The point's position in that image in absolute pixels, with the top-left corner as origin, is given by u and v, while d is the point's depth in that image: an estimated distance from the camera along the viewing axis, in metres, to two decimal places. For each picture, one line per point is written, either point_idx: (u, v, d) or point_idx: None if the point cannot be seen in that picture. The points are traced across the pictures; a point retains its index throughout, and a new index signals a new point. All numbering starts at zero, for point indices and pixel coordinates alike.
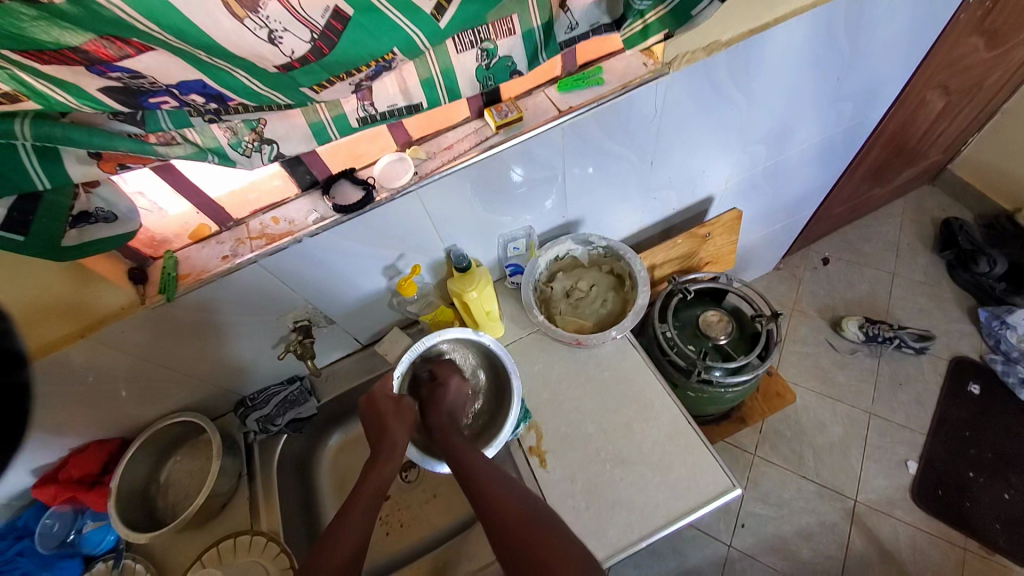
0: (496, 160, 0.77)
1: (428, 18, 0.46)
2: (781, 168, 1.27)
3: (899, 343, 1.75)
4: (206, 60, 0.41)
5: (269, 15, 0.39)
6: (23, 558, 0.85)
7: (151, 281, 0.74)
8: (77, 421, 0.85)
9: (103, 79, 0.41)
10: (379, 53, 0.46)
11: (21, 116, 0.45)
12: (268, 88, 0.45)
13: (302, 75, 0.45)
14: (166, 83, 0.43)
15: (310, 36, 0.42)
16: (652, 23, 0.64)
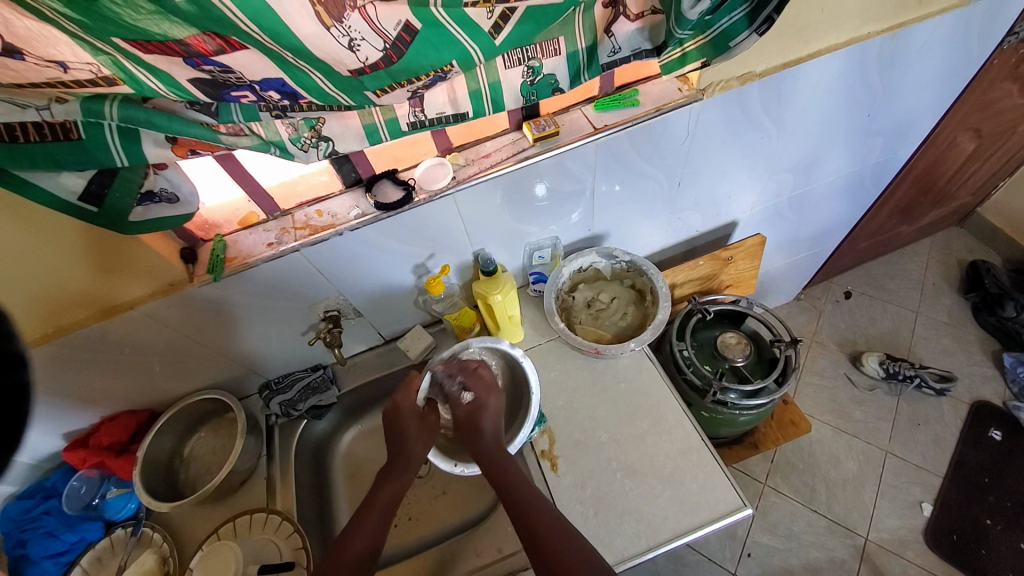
0: (531, 170, 0.80)
1: (485, 33, 0.50)
2: (807, 198, 1.28)
3: (919, 383, 1.72)
4: (289, 60, 0.45)
5: (351, 27, 0.44)
6: (49, 517, 0.88)
7: (200, 261, 0.78)
8: (115, 388, 0.90)
9: (195, 70, 0.45)
10: (438, 63, 0.50)
11: (111, 99, 0.48)
12: (337, 89, 0.49)
13: (370, 79, 0.49)
14: (249, 80, 0.47)
15: (383, 46, 0.46)
16: (690, 52, 0.67)
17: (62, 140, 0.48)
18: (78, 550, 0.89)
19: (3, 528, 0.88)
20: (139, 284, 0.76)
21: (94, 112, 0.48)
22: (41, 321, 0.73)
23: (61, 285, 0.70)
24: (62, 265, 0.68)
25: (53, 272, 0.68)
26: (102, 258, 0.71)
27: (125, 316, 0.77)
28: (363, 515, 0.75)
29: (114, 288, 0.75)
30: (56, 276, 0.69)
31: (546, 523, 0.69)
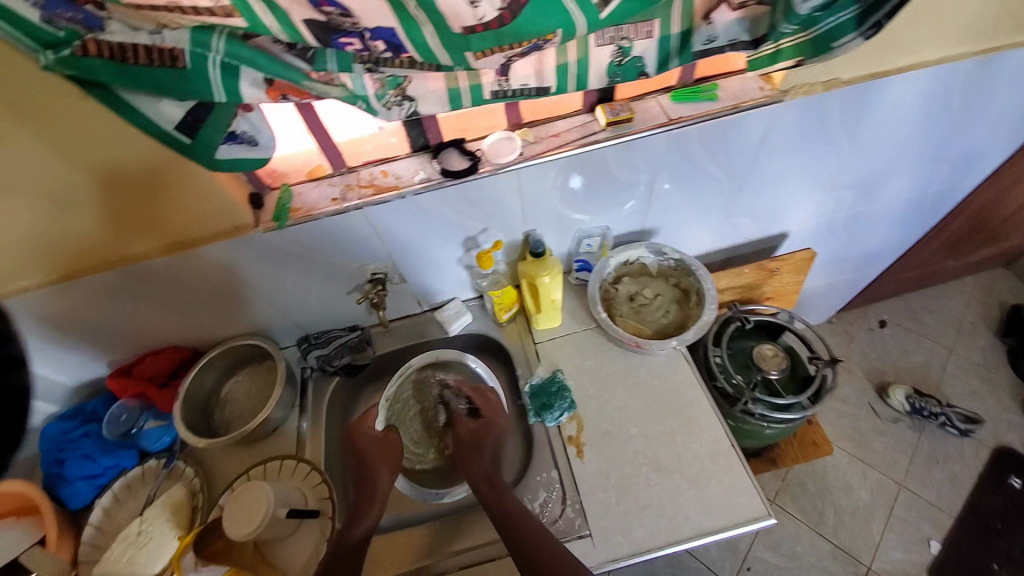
0: (597, 156, 0.79)
1: (593, 8, 0.49)
2: (861, 219, 1.25)
3: (943, 421, 1.69)
4: (409, 9, 0.48)
5: None
6: (86, 439, 0.93)
7: (266, 208, 0.80)
8: (167, 322, 0.94)
9: (313, 10, 0.48)
10: (542, 30, 0.50)
11: (218, 31, 0.49)
12: (442, 47, 0.51)
13: (477, 39, 0.50)
14: (363, 25, 0.50)
15: (499, 6, 0.47)
16: (783, 49, 0.67)
17: (168, 67, 0.50)
18: (111, 475, 0.94)
19: (46, 446, 0.94)
20: (146, 239, 0.79)
21: (201, 43, 0.49)
22: (62, 260, 0.78)
23: (78, 228, 0.74)
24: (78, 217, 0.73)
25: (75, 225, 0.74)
26: (132, 207, 0.73)
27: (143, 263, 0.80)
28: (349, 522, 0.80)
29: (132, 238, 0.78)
30: (93, 217, 0.73)
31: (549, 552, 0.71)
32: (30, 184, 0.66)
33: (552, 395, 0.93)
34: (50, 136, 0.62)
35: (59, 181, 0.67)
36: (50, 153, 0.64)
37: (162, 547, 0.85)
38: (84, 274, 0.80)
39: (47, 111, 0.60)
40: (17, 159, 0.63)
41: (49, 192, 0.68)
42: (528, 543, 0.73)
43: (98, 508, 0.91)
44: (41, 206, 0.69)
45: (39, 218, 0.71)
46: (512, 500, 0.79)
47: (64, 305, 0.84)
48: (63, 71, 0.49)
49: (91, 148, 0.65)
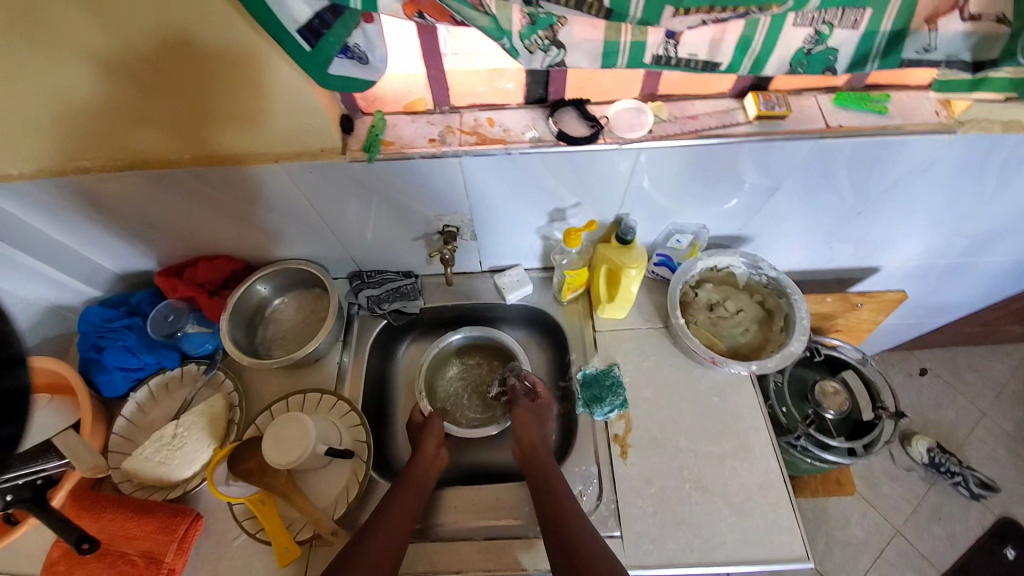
0: (731, 151, 0.70)
1: None
2: (961, 269, 1.15)
3: (957, 481, 1.65)
4: None
5: None
6: (130, 333, 0.92)
7: (356, 135, 0.73)
8: (225, 230, 0.89)
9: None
10: None
11: None
12: None
13: None
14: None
15: None
16: (994, 78, 0.57)
17: None
18: (149, 371, 0.94)
19: (86, 329, 0.92)
20: (185, 146, 0.73)
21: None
22: (94, 148, 0.72)
23: (114, 119, 0.68)
24: (116, 108, 0.66)
25: (111, 115, 0.67)
26: (200, 102, 0.66)
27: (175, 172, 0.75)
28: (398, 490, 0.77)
29: (170, 142, 0.72)
30: (159, 107, 0.66)
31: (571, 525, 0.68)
32: (94, 60, 0.59)
33: (605, 388, 0.89)
34: (116, 12, 0.54)
35: (125, 61, 0.59)
36: (117, 30, 0.56)
37: (194, 454, 0.85)
38: (142, 166, 0.75)
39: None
40: (81, 30, 0.55)
41: (115, 72, 0.61)
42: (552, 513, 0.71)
43: (133, 402, 0.91)
44: (105, 85, 0.62)
45: (75, 98, 0.64)
46: (553, 481, 0.75)
47: (126, 195, 0.80)
48: None
49: (160, 32, 0.56)
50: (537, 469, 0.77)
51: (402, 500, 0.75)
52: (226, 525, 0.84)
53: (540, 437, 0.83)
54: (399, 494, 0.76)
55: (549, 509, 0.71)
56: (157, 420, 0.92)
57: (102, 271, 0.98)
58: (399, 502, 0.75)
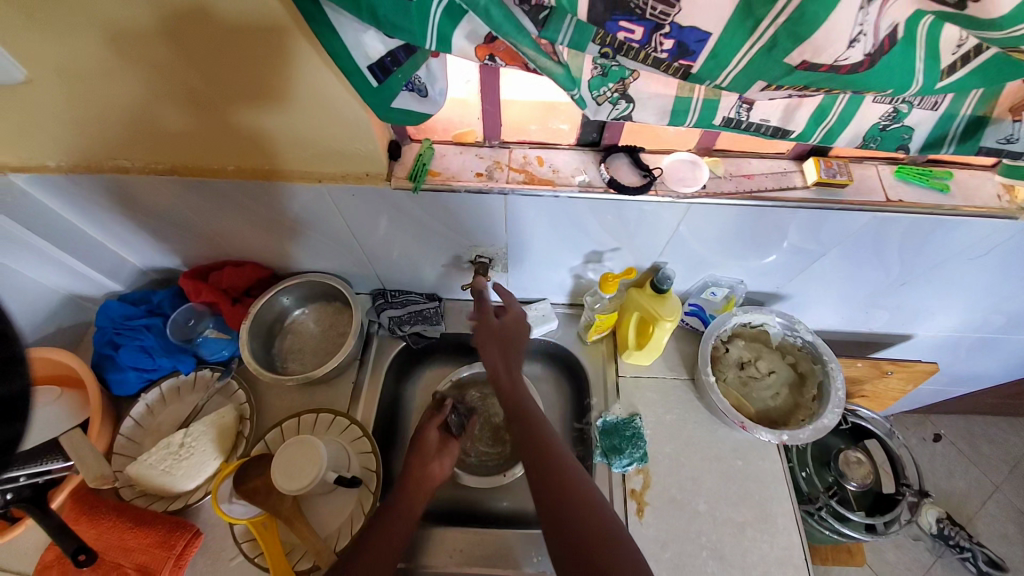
0: (784, 214, 0.68)
1: (935, 73, 0.40)
2: (997, 345, 1.11)
3: (966, 556, 1.54)
4: (756, 23, 0.36)
5: (869, 15, 0.34)
6: (148, 333, 0.91)
7: (403, 162, 0.71)
8: (254, 238, 0.88)
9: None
10: (864, 87, 0.40)
11: None
12: (742, 65, 0.39)
13: (793, 78, 0.38)
14: (675, 19, 0.37)
15: (866, 50, 0.36)
16: None
17: None
18: (162, 373, 0.92)
19: (104, 323, 0.92)
20: (225, 156, 0.72)
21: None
22: (136, 152, 0.72)
23: (159, 127, 0.67)
24: (160, 115, 0.66)
25: (156, 123, 0.67)
26: (249, 115, 0.65)
27: (212, 181, 0.74)
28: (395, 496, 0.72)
29: (209, 152, 0.71)
30: (207, 116, 0.65)
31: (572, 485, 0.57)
32: (151, 66, 0.58)
33: (625, 439, 0.86)
34: (177, 21, 0.53)
35: (180, 70, 0.59)
36: (175, 38, 0.55)
37: (200, 465, 0.83)
38: (183, 172, 0.74)
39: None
40: (141, 36, 0.55)
41: (164, 79, 0.60)
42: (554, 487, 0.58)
43: (142, 403, 0.90)
44: (157, 93, 0.62)
45: (124, 104, 0.64)
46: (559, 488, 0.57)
47: (162, 196, 0.79)
48: None
49: (218, 43, 0.55)
50: (536, 479, 0.58)
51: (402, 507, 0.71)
52: (223, 542, 0.81)
53: (504, 365, 0.69)
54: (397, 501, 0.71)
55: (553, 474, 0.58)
56: (164, 424, 0.90)
57: (125, 265, 0.96)
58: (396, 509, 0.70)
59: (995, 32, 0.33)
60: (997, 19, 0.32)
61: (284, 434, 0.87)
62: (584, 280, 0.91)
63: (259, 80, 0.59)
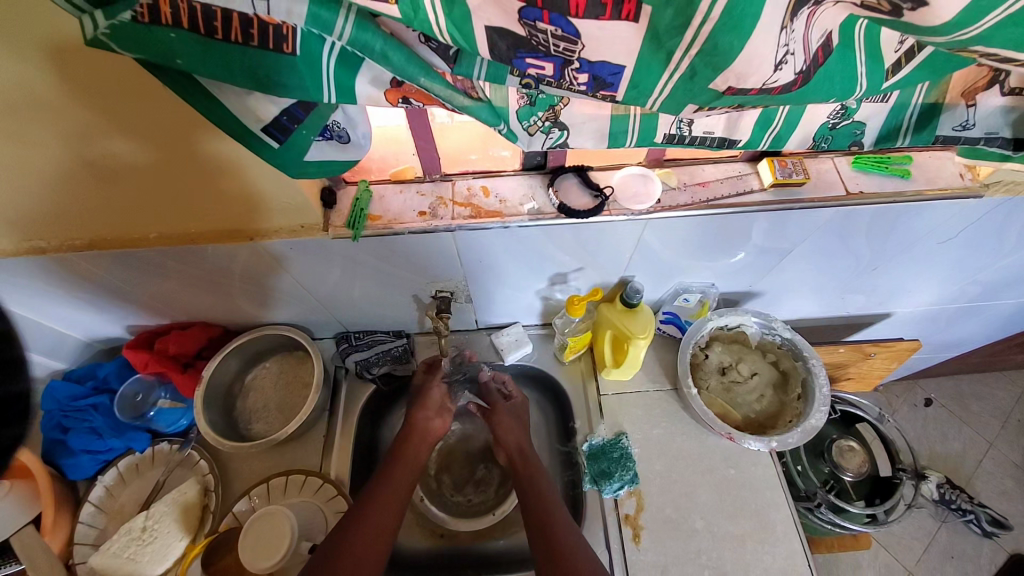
0: (743, 220, 0.66)
1: (882, 73, 0.37)
2: (976, 311, 1.10)
3: (969, 519, 1.43)
4: (668, 52, 0.31)
5: (794, 35, 0.31)
6: (95, 413, 0.85)
7: (339, 209, 0.67)
8: (199, 299, 0.83)
9: (518, 24, 0.32)
10: (806, 97, 0.37)
11: (345, 9, 0.33)
12: (666, 94, 0.35)
13: (723, 101, 0.35)
14: (581, 55, 0.33)
15: (800, 66, 0.33)
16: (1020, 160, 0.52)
17: (271, 51, 0.35)
18: (116, 453, 0.86)
19: (49, 406, 0.85)
20: (153, 224, 0.67)
21: (322, 22, 0.33)
22: (49, 227, 0.66)
23: (75, 200, 0.62)
24: (76, 188, 0.60)
25: (70, 196, 0.61)
26: (182, 185, 0.60)
27: (142, 250, 0.69)
28: (383, 478, 0.71)
29: (137, 220, 0.66)
30: (129, 189, 0.61)
31: (555, 528, 0.66)
32: (64, 140, 0.53)
33: (613, 462, 0.82)
34: (94, 96, 0.49)
35: (100, 142, 0.54)
36: (94, 113, 0.51)
37: (166, 549, 0.78)
38: (106, 244, 0.69)
39: (87, 63, 0.46)
40: (46, 111, 0.50)
41: (81, 152, 0.55)
42: (545, 533, 0.66)
43: (100, 486, 0.84)
44: (71, 166, 0.57)
45: (29, 179, 0.58)
46: (547, 510, 0.68)
47: (91, 270, 0.73)
48: (120, 49, 0.33)
49: (138, 113, 0.51)
50: (533, 506, 0.69)
51: (390, 490, 0.69)
52: None
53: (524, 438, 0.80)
54: (388, 484, 0.70)
55: (537, 515, 0.68)
56: (127, 505, 0.85)
57: (66, 341, 0.90)
58: (388, 491, 0.69)
59: (939, 37, 0.30)
60: (940, 26, 0.29)
61: (254, 504, 0.81)
62: (552, 302, 0.88)
63: (192, 149, 0.55)
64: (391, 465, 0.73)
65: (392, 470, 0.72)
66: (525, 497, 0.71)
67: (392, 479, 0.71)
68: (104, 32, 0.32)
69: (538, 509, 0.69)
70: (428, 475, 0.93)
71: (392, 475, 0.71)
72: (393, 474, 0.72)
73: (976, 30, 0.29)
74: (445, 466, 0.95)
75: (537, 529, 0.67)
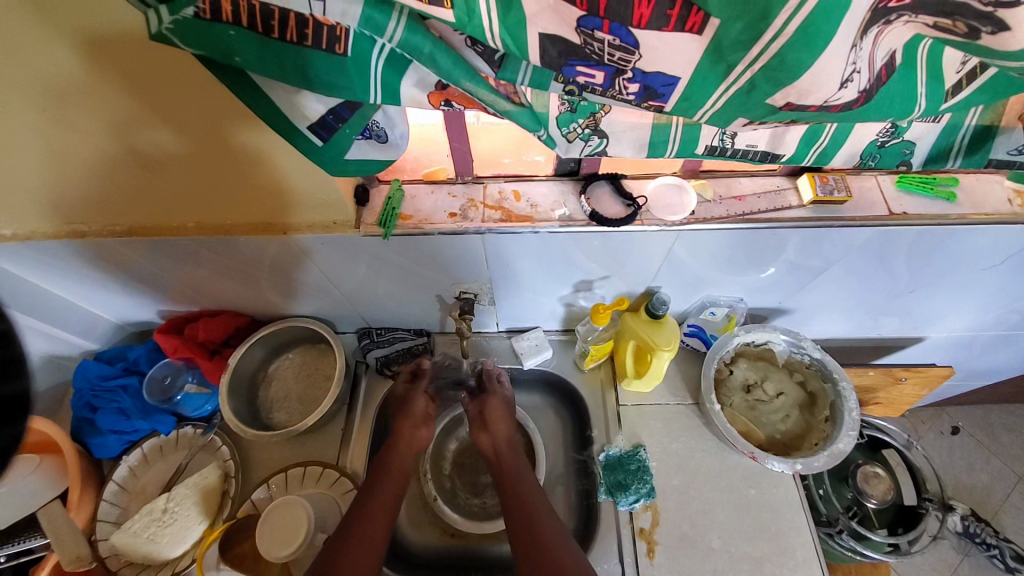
0: (777, 236, 0.65)
1: (944, 94, 0.36)
2: (1016, 340, 1.06)
3: (993, 553, 1.37)
4: (728, 66, 0.31)
5: (860, 53, 0.30)
6: (124, 394, 0.88)
7: (371, 207, 0.67)
8: (229, 288, 0.84)
9: (574, 32, 0.31)
10: (863, 115, 0.35)
11: (398, 11, 0.33)
12: (718, 107, 0.34)
13: (778, 117, 0.34)
14: (636, 65, 0.33)
15: (862, 85, 0.32)
16: None
17: (324, 51, 0.35)
18: (142, 434, 0.89)
19: (81, 385, 0.88)
20: (187, 213, 0.69)
21: (376, 24, 0.33)
22: (91, 213, 0.68)
23: (115, 187, 0.64)
24: (117, 175, 0.62)
25: (111, 183, 0.63)
26: (218, 175, 0.62)
27: (176, 239, 0.71)
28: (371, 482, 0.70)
29: (173, 209, 0.68)
30: (167, 178, 0.62)
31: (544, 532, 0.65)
32: (109, 129, 0.55)
33: (630, 473, 0.81)
34: (139, 86, 0.50)
35: (141, 131, 0.55)
36: (137, 102, 0.52)
37: (184, 531, 0.80)
38: (143, 231, 0.71)
39: (134, 54, 0.47)
40: (93, 99, 0.52)
41: (124, 141, 0.57)
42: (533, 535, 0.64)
43: (124, 466, 0.86)
44: (113, 153, 0.58)
45: (75, 165, 0.60)
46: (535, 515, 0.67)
47: (128, 256, 0.75)
48: (179, 43, 0.34)
49: (179, 103, 0.52)
50: (518, 509, 0.68)
51: (382, 493, 0.69)
52: None
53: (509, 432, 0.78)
54: (378, 488, 0.70)
55: (523, 517, 0.67)
56: (150, 486, 0.87)
57: (101, 322, 0.93)
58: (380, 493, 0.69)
59: (1014, 62, 0.29)
60: (1019, 51, 0.28)
61: (271, 493, 0.83)
62: (575, 308, 0.87)
63: (229, 141, 0.56)
64: (377, 475, 0.71)
65: (381, 473, 0.72)
66: (512, 499, 0.70)
67: (382, 484, 0.70)
68: (167, 27, 0.33)
69: (525, 512, 0.67)
70: (441, 474, 0.93)
71: (380, 477, 0.71)
72: (381, 482, 0.70)
73: None
74: (457, 467, 0.94)
75: (524, 531, 0.65)
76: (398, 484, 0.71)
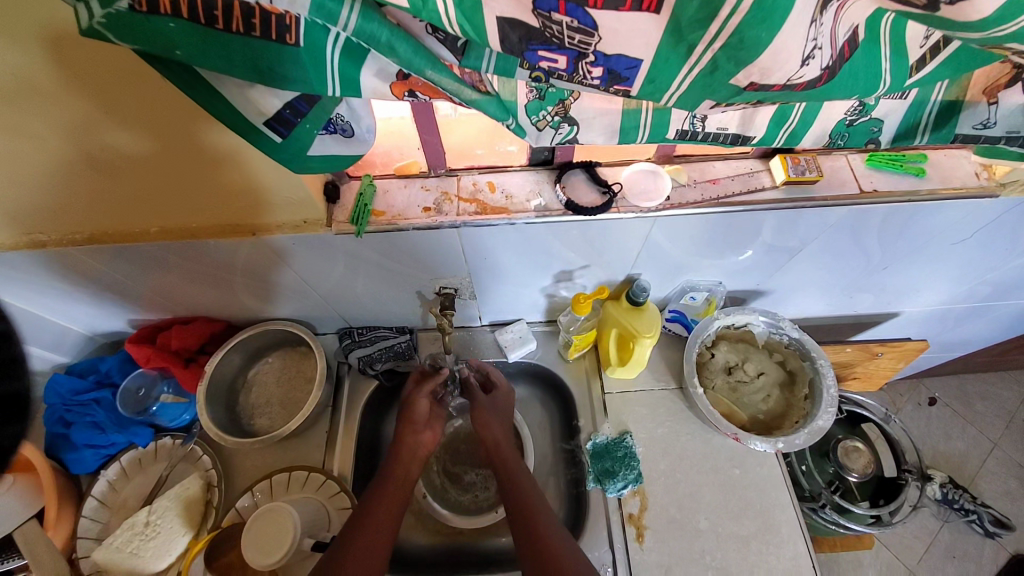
0: (752, 219, 0.65)
1: (906, 69, 0.36)
2: (985, 311, 1.09)
3: (972, 519, 1.43)
4: (690, 45, 0.30)
5: (821, 28, 0.30)
6: (98, 407, 0.85)
7: (343, 204, 0.66)
8: (202, 293, 0.82)
9: (533, 15, 0.31)
10: (829, 93, 0.35)
11: None
12: (683, 89, 0.34)
13: (744, 97, 0.34)
14: (598, 48, 0.32)
15: (825, 62, 0.32)
16: None
17: (274, 42, 0.34)
18: (119, 447, 0.86)
19: (52, 400, 0.85)
20: (152, 218, 0.66)
21: (327, 12, 0.32)
22: (49, 222, 0.65)
23: (73, 193, 0.61)
24: (75, 182, 0.59)
25: (69, 190, 0.60)
26: (182, 178, 0.59)
27: (142, 245, 0.68)
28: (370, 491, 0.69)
29: (137, 214, 0.65)
30: (128, 182, 0.60)
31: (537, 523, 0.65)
32: (62, 133, 0.52)
33: (617, 461, 0.82)
34: (92, 88, 0.48)
35: (98, 135, 0.53)
36: (91, 104, 0.50)
37: (170, 543, 0.78)
38: (106, 238, 0.68)
39: (83, 54, 0.45)
40: (42, 103, 0.49)
41: (78, 145, 0.54)
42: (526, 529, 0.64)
43: (103, 481, 0.84)
44: (68, 159, 0.56)
45: (27, 172, 0.57)
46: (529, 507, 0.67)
47: (92, 265, 0.72)
48: (116, 40, 0.32)
49: (136, 104, 0.50)
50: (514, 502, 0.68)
51: (381, 500, 0.68)
52: None
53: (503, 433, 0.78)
54: (378, 496, 0.68)
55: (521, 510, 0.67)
56: (131, 499, 0.85)
57: (69, 335, 0.89)
58: (381, 501, 0.68)
59: (974, 33, 0.29)
60: (977, 22, 0.28)
61: (257, 500, 0.81)
62: (557, 299, 0.87)
63: (191, 142, 0.54)
64: (376, 484, 0.70)
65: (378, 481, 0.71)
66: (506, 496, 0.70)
67: (383, 490, 0.69)
68: (100, 21, 0.31)
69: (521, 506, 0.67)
70: (431, 472, 0.93)
71: (378, 486, 0.70)
72: (380, 489, 0.69)
73: (1015, 27, 0.28)
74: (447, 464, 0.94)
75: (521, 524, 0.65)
76: (399, 490, 0.70)
